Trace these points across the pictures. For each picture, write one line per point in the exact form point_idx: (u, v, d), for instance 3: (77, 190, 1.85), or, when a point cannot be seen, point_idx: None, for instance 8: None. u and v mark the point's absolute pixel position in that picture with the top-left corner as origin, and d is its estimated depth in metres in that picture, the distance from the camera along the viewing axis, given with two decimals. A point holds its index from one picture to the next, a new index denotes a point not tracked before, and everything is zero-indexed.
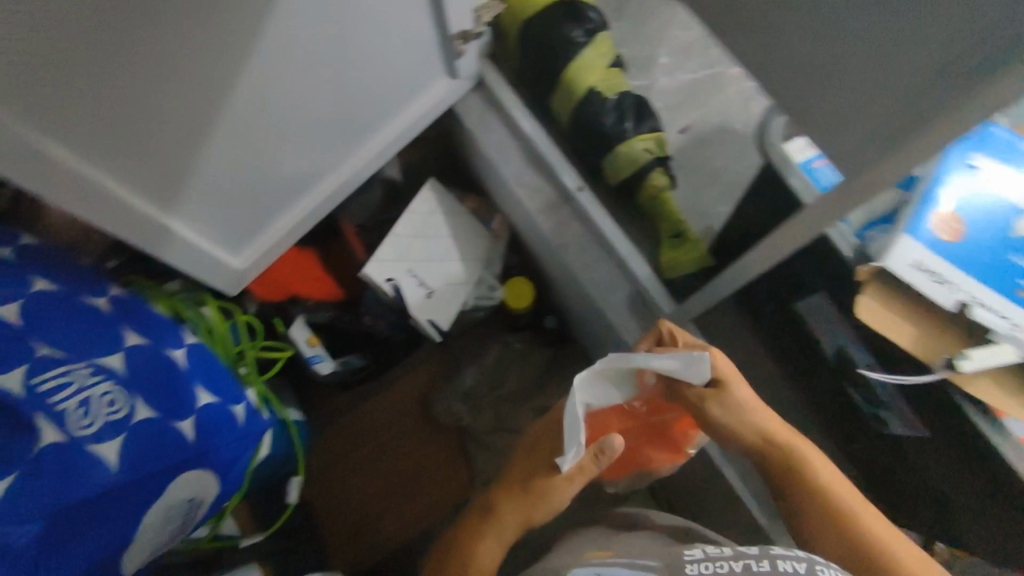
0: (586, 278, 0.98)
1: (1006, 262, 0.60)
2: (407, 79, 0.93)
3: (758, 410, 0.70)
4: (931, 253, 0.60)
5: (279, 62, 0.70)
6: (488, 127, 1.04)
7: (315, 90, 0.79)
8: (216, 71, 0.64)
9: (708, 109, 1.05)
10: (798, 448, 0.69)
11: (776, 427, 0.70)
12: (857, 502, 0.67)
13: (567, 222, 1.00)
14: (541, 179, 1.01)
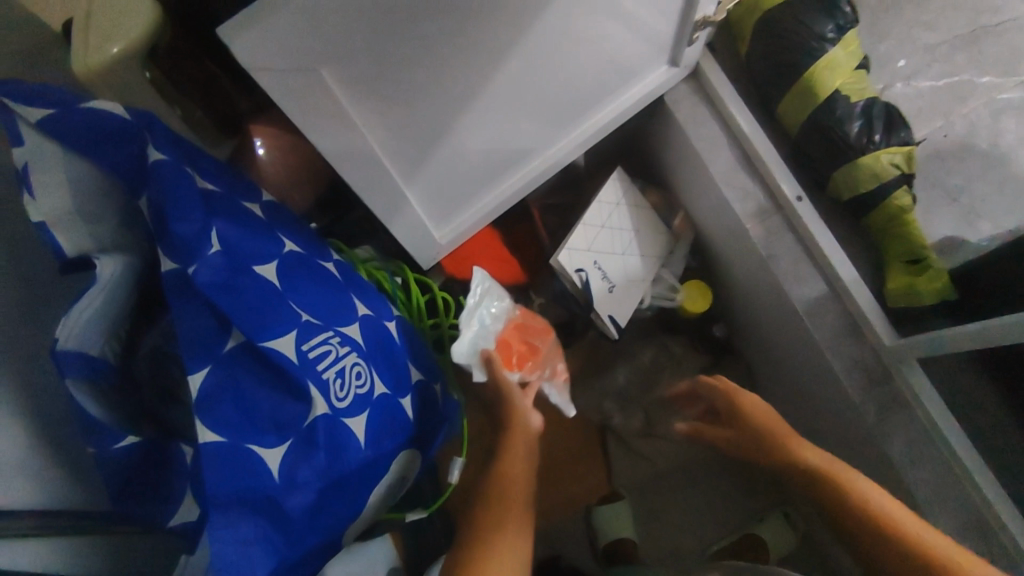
0: (795, 293, 0.90)
1: None
2: (635, 64, 0.88)
3: (787, 436, 0.79)
4: None
5: (547, 34, 0.67)
6: (699, 120, 0.97)
7: (560, 68, 0.76)
8: (497, 35, 0.61)
9: (952, 121, 0.94)
10: (844, 476, 0.73)
11: (825, 462, 0.75)
12: (918, 523, 0.67)
13: (778, 231, 0.92)
14: (751, 182, 0.94)
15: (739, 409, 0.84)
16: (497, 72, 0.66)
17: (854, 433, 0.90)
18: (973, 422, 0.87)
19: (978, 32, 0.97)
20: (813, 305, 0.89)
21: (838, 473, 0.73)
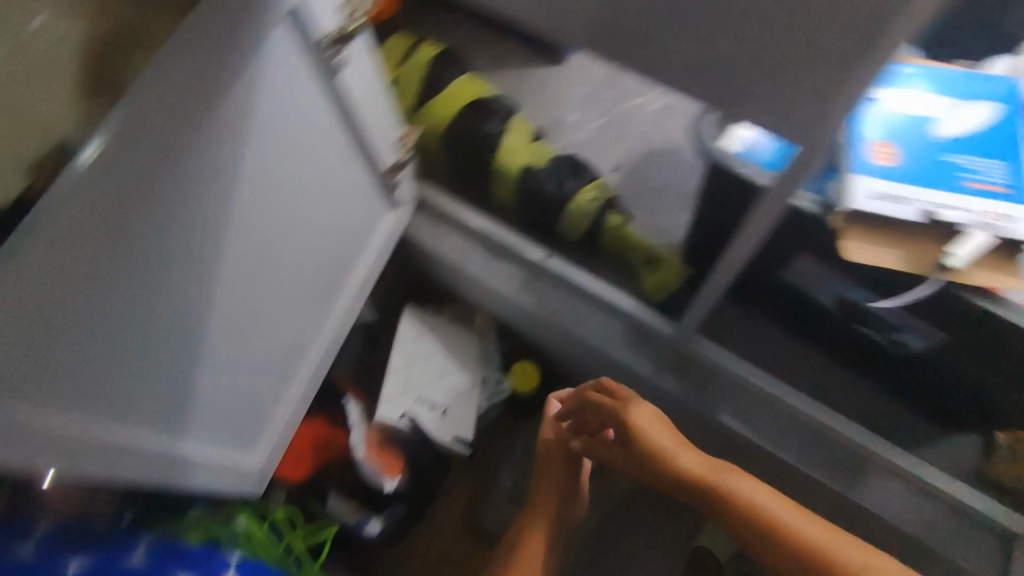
0: (587, 334, 0.97)
1: (934, 163, 0.63)
2: (356, 225, 0.95)
3: (662, 431, 0.84)
4: (880, 183, 0.62)
5: (243, 270, 0.69)
6: (442, 237, 1.07)
7: (285, 274, 0.79)
8: (194, 295, 0.62)
9: (627, 141, 1.10)
10: (717, 477, 0.79)
11: (704, 471, 0.80)
12: (823, 534, 0.71)
13: (546, 291, 1.01)
14: (506, 265, 1.04)
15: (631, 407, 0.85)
16: (208, 327, 0.67)
17: (700, 423, 0.95)
18: (787, 355, 0.96)
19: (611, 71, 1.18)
20: (603, 335, 0.97)
21: (716, 480, 0.78)
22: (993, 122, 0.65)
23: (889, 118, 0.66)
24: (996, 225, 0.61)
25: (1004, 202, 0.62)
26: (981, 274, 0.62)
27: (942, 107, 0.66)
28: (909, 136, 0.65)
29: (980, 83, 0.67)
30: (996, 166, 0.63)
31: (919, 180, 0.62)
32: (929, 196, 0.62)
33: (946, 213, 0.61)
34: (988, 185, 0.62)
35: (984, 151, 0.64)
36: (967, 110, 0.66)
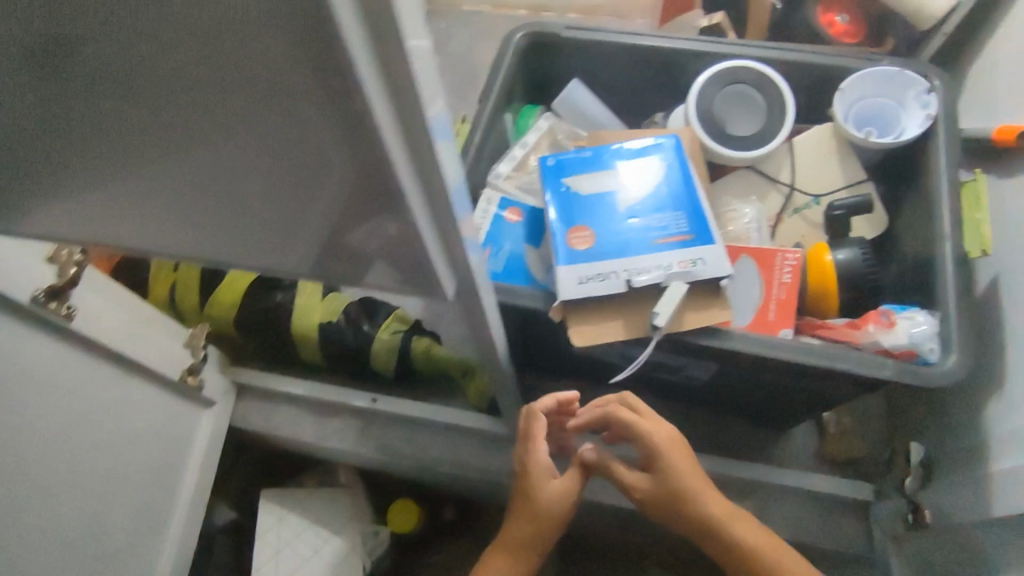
0: (435, 461, 0.98)
1: (627, 230, 0.66)
2: (174, 450, 0.89)
3: (684, 457, 0.66)
4: (585, 266, 0.64)
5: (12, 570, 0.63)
6: (272, 416, 1.05)
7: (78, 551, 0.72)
8: None
9: None
10: (740, 525, 0.65)
11: (720, 513, 0.64)
12: None
13: (383, 435, 1.01)
14: (341, 421, 1.03)
15: (653, 447, 0.66)
16: None
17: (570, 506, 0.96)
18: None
19: None
20: (450, 456, 0.98)
21: (727, 530, 0.64)
22: (664, 181, 0.69)
23: (575, 199, 0.69)
24: (686, 269, 0.63)
25: (689, 246, 0.64)
26: (696, 319, 0.63)
27: (618, 179, 0.70)
28: (595, 212, 0.68)
29: (649, 149, 0.72)
30: (676, 219, 0.66)
31: (609, 251, 0.64)
32: (622, 261, 0.64)
33: (638, 275, 0.63)
34: (672, 235, 0.65)
35: (662, 208, 0.67)
36: (641, 175, 0.70)
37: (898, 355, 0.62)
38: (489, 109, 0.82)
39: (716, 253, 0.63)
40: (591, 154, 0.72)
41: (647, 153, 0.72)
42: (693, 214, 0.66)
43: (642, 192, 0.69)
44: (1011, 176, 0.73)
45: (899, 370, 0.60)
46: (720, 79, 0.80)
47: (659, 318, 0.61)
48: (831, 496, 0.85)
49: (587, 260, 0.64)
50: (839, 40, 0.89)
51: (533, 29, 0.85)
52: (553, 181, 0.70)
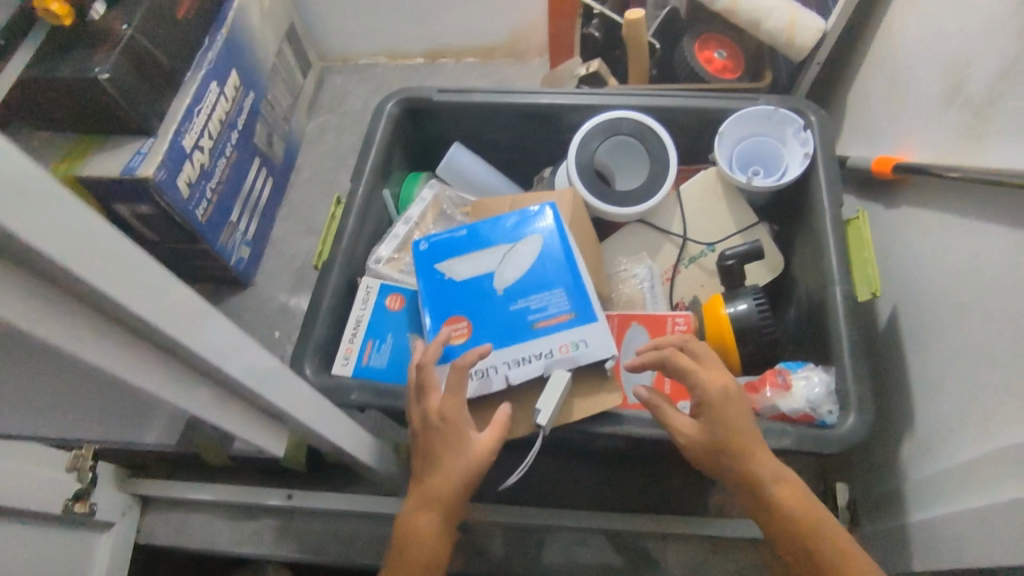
0: (359, 555, 0.91)
1: (505, 317, 0.64)
2: None
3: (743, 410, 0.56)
4: None
5: None
6: (182, 526, 0.96)
7: None
8: None
9: None
10: (799, 497, 0.54)
11: (778, 474, 0.54)
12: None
13: (303, 532, 0.94)
14: (257, 521, 0.96)
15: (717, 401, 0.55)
16: None
17: None
18: (552, 490, 0.89)
19: (303, 267, 1.19)
20: (375, 547, 0.91)
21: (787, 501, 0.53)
22: (544, 253, 0.67)
23: (453, 287, 0.66)
24: (566, 356, 0.61)
25: (570, 328, 0.63)
26: (583, 408, 0.62)
27: (497, 257, 0.67)
28: (474, 300, 0.66)
29: (526, 219, 0.69)
30: (556, 296, 0.64)
31: (488, 343, 0.63)
32: (501, 354, 0.62)
33: (518, 368, 0.62)
34: (551, 317, 0.63)
35: (542, 285, 0.65)
36: (520, 249, 0.67)
37: (797, 419, 0.60)
38: (363, 189, 0.78)
39: (597, 333, 0.62)
40: (464, 232, 0.69)
41: (526, 222, 0.69)
42: (575, 289, 0.64)
43: (521, 269, 0.66)
44: (897, 205, 0.72)
45: (799, 437, 0.57)
46: (599, 133, 0.77)
47: (541, 416, 0.59)
48: (767, 540, 0.79)
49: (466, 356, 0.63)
50: (718, 76, 0.89)
51: (403, 96, 0.81)
52: (428, 269, 0.68)
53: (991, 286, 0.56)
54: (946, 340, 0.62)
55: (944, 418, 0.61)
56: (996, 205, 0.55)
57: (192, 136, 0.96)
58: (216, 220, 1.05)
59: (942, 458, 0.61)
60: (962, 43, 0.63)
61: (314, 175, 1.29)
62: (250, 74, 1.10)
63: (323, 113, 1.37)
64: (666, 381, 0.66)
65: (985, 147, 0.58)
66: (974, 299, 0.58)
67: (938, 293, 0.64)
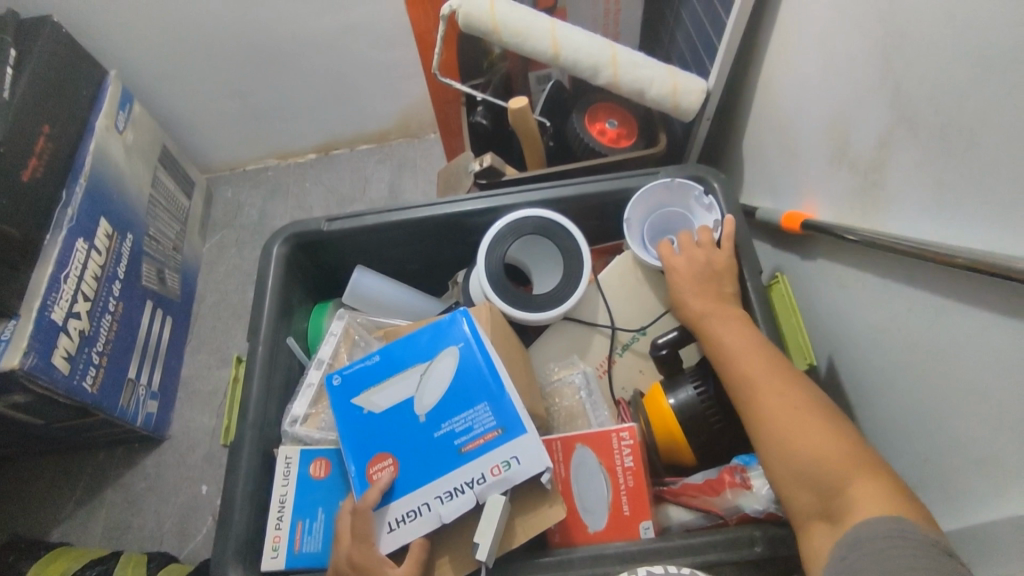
0: None
1: (429, 444, 0.60)
2: None
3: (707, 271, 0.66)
4: (391, 508, 0.58)
5: None
6: None
7: None
8: None
9: None
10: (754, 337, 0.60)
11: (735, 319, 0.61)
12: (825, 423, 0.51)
13: None
14: None
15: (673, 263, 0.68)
16: None
17: None
18: None
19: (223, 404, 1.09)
20: None
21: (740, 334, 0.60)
22: (461, 366, 0.61)
23: (373, 424, 0.62)
24: (499, 479, 0.57)
25: (499, 447, 0.58)
26: (527, 528, 0.58)
27: (414, 380, 0.62)
28: (397, 433, 0.61)
29: (439, 330, 0.64)
30: (480, 413, 0.59)
31: (418, 479, 0.59)
32: (432, 489, 0.58)
33: (451, 502, 0.57)
34: (479, 438, 0.58)
35: (465, 403, 0.60)
36: (438, 368, 0.62)
37: (765, 519, 0.57)
38: (263, 345, 0.71)
39: (528, 448, 0.57)
40: (378, 356, 0.64)
41: (440, 335, 0.63)
42: (498, 403, 0.59)
43: (441, 390, 0.61)
44: (814, 258, 0.72)
45: (770, 541, 0.54)
46: (508, 234, 0.74)
47: (479, 550, 0.54)
48: None
49: (396, 497, 0.58)
50: (614, 147, 0.88)
51: (291, 233, 0.76)
52: (345, 404, 0.63)
53: (920, 348, 0.55)
54: (893, 398, 0.61)
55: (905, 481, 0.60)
56: (909, 268, 0.55)
57: (62, 306, 0.86)
58: (110, 383, 0.94)
59: None
60: (841, 103, 0.63)
61: (219, 300, 1.20)
62: (124, 216, 1.01)
63: (218, 230, 1.28)
64: (623, 500, 0.61)
65: (882, 209, 0.58)
66: (907, 360, 0.58)
67: (872, 350, 0.63)
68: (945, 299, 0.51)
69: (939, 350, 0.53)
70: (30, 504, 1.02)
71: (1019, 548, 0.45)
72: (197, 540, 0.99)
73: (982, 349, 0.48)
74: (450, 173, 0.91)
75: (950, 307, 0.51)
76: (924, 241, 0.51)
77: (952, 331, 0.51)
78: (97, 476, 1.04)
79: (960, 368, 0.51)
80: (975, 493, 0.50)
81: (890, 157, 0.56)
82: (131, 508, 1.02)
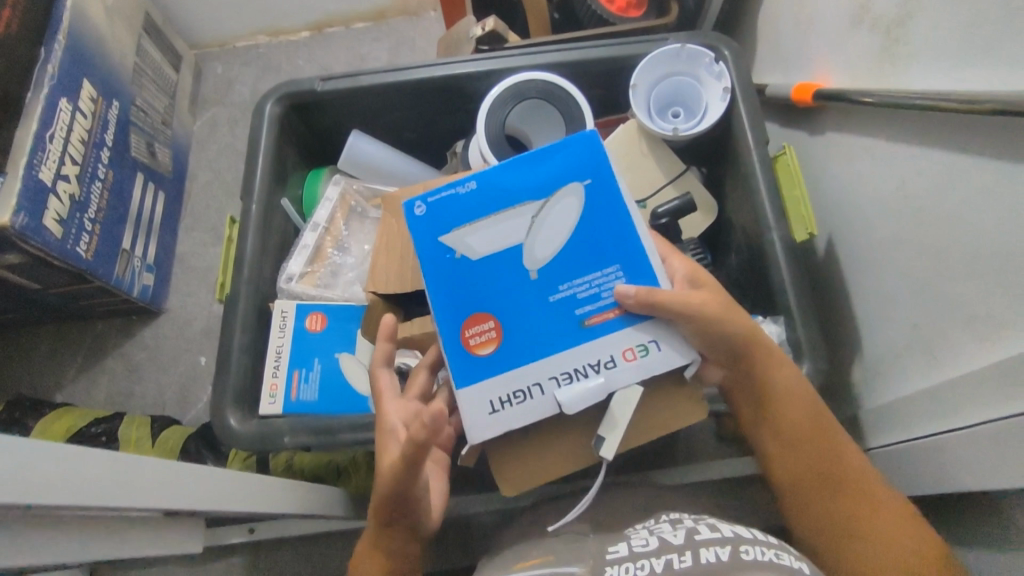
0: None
1: (547, 308, 0.52)
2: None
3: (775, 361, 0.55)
4: (496, 384, 0.52)
5: None
6: None
7: None
8: None
9: None
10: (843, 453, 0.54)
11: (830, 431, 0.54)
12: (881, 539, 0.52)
13: (274, 562, 0.89)
14: (222, 561, 0.91)
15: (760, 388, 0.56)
16: None
17: None
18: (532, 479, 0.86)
19: None
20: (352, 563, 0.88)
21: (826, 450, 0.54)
22: (589, 218, 0.53)
23: (471, 269, 0.53)
24: (630, 362, 0.52)
25: (633, 326, 0.52)
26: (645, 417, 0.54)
27: (526, 222, 0.53)
28: (502, 284, 0.53)
29: (561, 167, 0.54)
30: (610, 279, 0.53)
31: (534, 352, 0.52)
32: (550, 363, 0.52)
33: (569, 385, 0.51)
34: (607, 310, 0.52)
35: (590, 265, 0.53)
36: (555, 211, 0.53)
37: None
38: (257, 203, 0.69)
39: (672, 335, 0.52)
40: (476, 184, 0.54)
41: (562, 169, 0.54)
42: (634, 271, 0.53)
43: (558, 241, 0.53)
44: (821, 132, 0.70)
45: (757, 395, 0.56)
46: (509, 99, 0.71)
47: (605, 448, 0.51)
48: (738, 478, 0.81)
49: (504, 371, 0.52)
50: (623, 16, 0.83)
51: (283, 91, 0.73)
52: (430, 239, 0.53)
53: (921, 212, 0.55)
54: (887, 268, 0.60)
55: (889, 348, 0.61)
56: (924, 128, 0.53)
57: (50, 167, 0.84)
58: (104, 252, 0.94)
59: (892, 387, 0.61)
60: None
61: (212, 179, 1.18)
62: (109, 82, 0.97)
63: (209, 108, 1.24)
64: None
65: (904, 67, 0.55)
66: (906, 226, 0.57)
67: (871, 221, 0.63)
68: (956, 156, 0.49)
69: (941, 213, 0.52)
70: (32, 370, 1.05)
71: (998, 394, 0.46)
72: (197, 406, 1.02)
73: (987, 203, 0.47)
74: (451, 39, 0.87)
75: (961, 164, 0.49)
76: (942, 92, 0.48)
77: (957, 190, 0.50)
78: (97, 345, 1.06)
79: (958, 228, 0.50)
80: (956, 348, 0.51)
81: (918, 9, 0.53)
82: (132, 376, 1.04)
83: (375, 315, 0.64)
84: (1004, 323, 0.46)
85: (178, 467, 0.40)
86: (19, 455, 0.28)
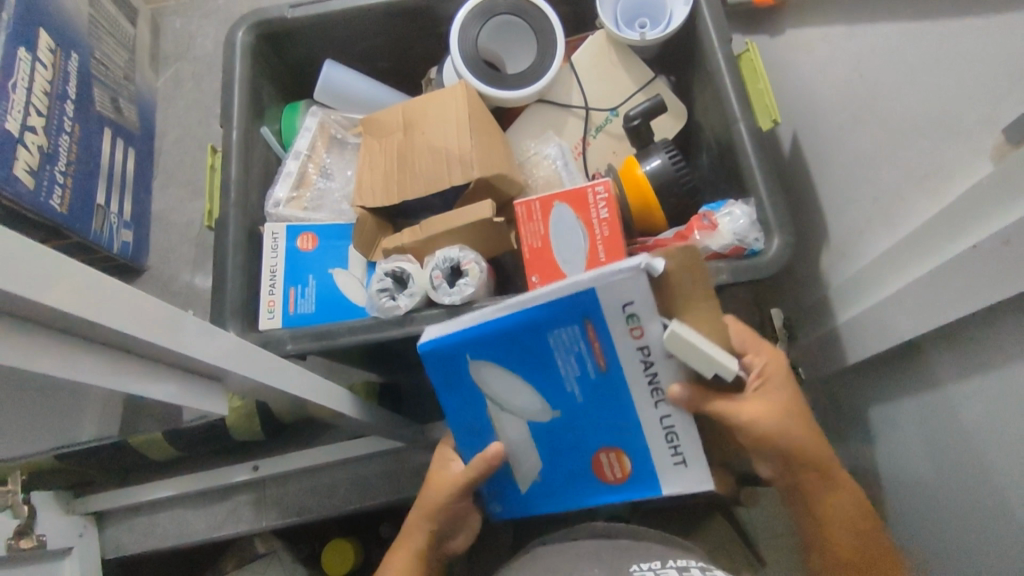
0: (342, 504, 0.90)
1: (601, 404, 0.52)
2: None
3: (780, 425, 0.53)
4: (655, 454, 0.53)
5: None
6: (151, 528, 0.92)
7: None
8: None
9: None
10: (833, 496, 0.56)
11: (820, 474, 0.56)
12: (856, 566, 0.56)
13: (281, 496, 0.91)
14: (229, 501, 0.92)
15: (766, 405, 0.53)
16: None
17: None
18: None
19: (199, 236, 1.09)
20: (357, 490, 0.90)
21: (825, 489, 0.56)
22: (501, 361, 0.51)
23: (551, 464, 0.56)
24: (645, 337, 0.48)
25: (606, 323, 0.47)
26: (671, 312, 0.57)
27: (511, 416, 0.54)
28: (567, 439, 0.55)
29: (443, 387, 0.53)
30: (564, 336, 0.49)
31: (630, 428, 0.53)
32: (646, 402, 0.51)
33: (664, 383, 0.50)
34: (593, 349, 0.49)
35: (551, 350, 0.50)
36: (497, 391, 0.53)
37: (729, 254, 0.62)
38: (237, 130, 0.70)
39: (610, 284, 0.45)
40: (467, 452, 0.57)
41: (446, 385, 0.53)
42: (549, 325, 0.48)
43: (523, 386, 0.52)
44: (783, 30, 0.73)
45: (733, 270, 0.59)
46: (479, 16, 0.72)
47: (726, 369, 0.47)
48: None
49: (644, 449, 0.53)
50: None
51: (253, 20, 0.72)
52: (524, 498, 0.59)
53: (874, 86, 0.58)
54: (848, 151, 0.64)
55: (851, 226, 0.66)
56: (876, 3, 0.56)
57: (14, 117, 0.82)
58: (80, 206, 0.93)
59: (856, 262, 0.65)
60: None
61: (182, 135, 1.16)
62: (65, 32, 0.95)
63: (171, 64, 1.22)
64: (600, 245, 0.63)
65: None
66: (861, 104, 0.60)
67: (831, 109, 0.66)
68: (905, 24, 0.53)
69: (891, 84, 0.56)
70: None
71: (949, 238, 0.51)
72: None
73: (933, 62, 0.50)
74: None
75: (909, 31, 0.52)
76: None
77: (905, 57, 0.53)
78: None
79: (906, 94, 0.54)
80: (909, 208, 0.56)
81: None
82: None
83: (367, 227, 0.66)
84: (952, 170, 0.50)
85: (244, 347, 0.42)
86: (146, 304, 0.33)
